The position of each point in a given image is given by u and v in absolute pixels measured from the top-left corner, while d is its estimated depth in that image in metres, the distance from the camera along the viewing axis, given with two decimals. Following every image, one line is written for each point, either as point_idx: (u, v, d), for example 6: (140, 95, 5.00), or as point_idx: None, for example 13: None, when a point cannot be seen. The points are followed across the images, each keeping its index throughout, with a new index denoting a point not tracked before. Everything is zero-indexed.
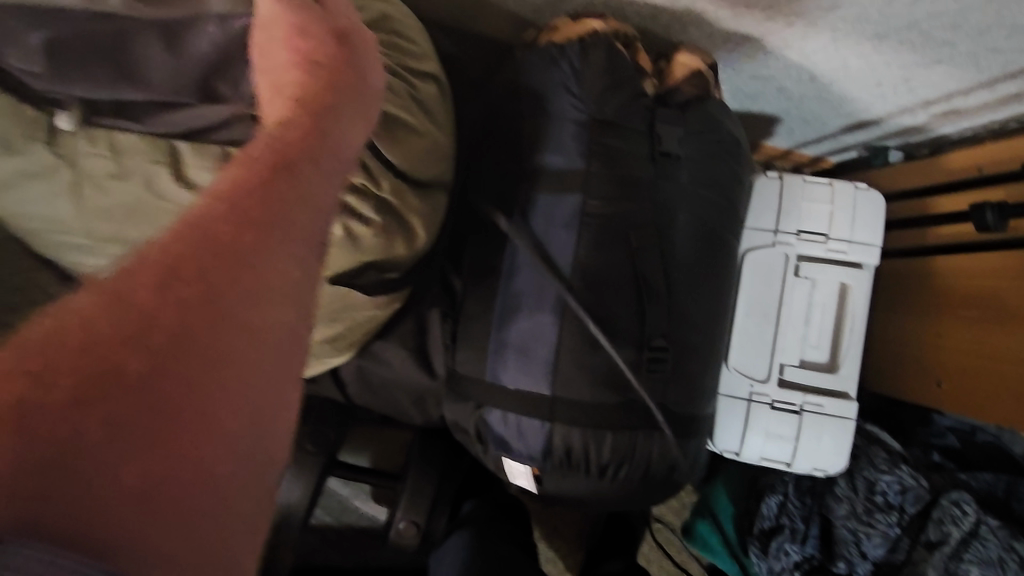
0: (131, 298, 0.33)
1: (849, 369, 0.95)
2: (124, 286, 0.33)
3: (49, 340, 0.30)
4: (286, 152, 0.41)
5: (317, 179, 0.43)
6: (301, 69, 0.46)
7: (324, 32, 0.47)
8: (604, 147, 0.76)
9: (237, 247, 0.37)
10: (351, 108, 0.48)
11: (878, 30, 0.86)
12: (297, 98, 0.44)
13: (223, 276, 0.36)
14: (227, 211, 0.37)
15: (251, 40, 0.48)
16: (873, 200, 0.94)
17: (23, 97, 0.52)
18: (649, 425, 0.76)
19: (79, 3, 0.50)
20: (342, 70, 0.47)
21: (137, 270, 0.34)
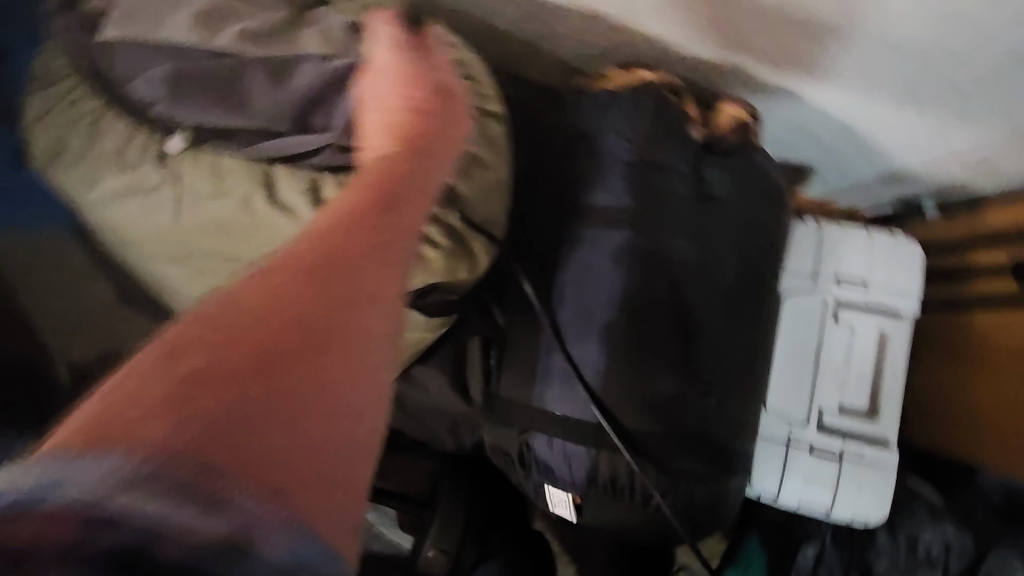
0: (271, 293, 0.37)
1: (889, 418, 0.95)
2: (265, 287, 0.38)
3: (211, 327, 0.34)
4: (392, 179, 0.50)
5: (417, 194, 0.51)
6: (415, 105, 0.59)
7: (433, 79, 0.61)
8: (653, 186, 0.80)
9: (353, 248, 0.42)
10: (446, 134, 0.59)
11: (917, 91, 0.89)
12: (411, 128, 0.57)
13: (345, 270, 0.40)
14: (342, 225, 0.43)
15: (366, 80, 0.61)
16: (912, 252, 0.96)
17: (146, 123, 0.61)
18: (692, 458, 0.77)
19: (203, 45, 0.60)
20: (443, 103, 0.60)
21: (277, 272, 0.39)
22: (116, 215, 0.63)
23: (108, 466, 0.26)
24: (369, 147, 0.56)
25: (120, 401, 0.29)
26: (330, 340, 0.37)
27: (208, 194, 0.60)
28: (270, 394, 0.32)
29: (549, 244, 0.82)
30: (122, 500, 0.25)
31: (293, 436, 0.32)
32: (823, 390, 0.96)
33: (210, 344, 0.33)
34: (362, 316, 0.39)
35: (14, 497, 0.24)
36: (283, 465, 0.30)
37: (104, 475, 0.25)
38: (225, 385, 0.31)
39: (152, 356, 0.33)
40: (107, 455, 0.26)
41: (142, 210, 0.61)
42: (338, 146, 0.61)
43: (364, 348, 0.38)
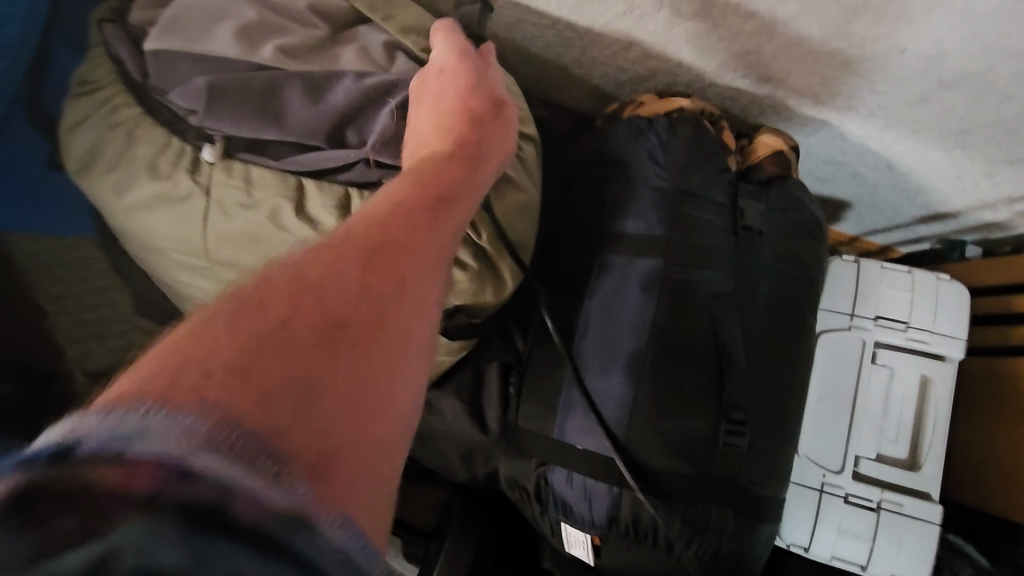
0: (332, 276, 0.39)
1: (932, 468, 0.89)
2: (325, 268, 0.40)
3: (276, 302, 0.37)
4: (442, 182, 0.51)
5: (465, 203, 0.53)
6: (466, 112, 0.59)
7: (489, 93, 0.62)
8: (686, 215, 0.78)
9: (407, 246, 0.44)
10: (495, 147, 0.60)
11: (963, 126, 0.87)
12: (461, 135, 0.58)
13: (397, 268, 0.42)
14: (397, 222, 0.45)
15: (424, 83, 0.62)
16: (956, 292, 0.92)
17: (181, 133, 0.61)
18: (723, 503, 0.72)
19: (243, 58, 0.62)
20: (498, 118, 0.61)
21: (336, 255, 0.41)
22: (145, 223, 0.62)
23: (184, 426, 0.29)
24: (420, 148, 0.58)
25: (178, 367, 0.32)
26: (370, 344, 0.39)
27: (237, 204, 0.60)
28: (311, 388, 0.35)
29: (578, 270, 0.80)
30: (200, 459, 0.28)
31: (331, 427, 0.34)
32: (861, 435, 0.90)
33: (269, 327, 0.36)
34: (401, 328, 0.41)
35: (107, 440, 0.27)
36: (319, 442, 0.33)
37: (178, 433, 0.28)
38: (274, 373, 0.34)
39: (222, 322, 0.36)
40: (180, 415, 0.29)
41: (171, 219, 0.61)
42: (373, 161, 0.61)
43: (398, 356, 0.41)
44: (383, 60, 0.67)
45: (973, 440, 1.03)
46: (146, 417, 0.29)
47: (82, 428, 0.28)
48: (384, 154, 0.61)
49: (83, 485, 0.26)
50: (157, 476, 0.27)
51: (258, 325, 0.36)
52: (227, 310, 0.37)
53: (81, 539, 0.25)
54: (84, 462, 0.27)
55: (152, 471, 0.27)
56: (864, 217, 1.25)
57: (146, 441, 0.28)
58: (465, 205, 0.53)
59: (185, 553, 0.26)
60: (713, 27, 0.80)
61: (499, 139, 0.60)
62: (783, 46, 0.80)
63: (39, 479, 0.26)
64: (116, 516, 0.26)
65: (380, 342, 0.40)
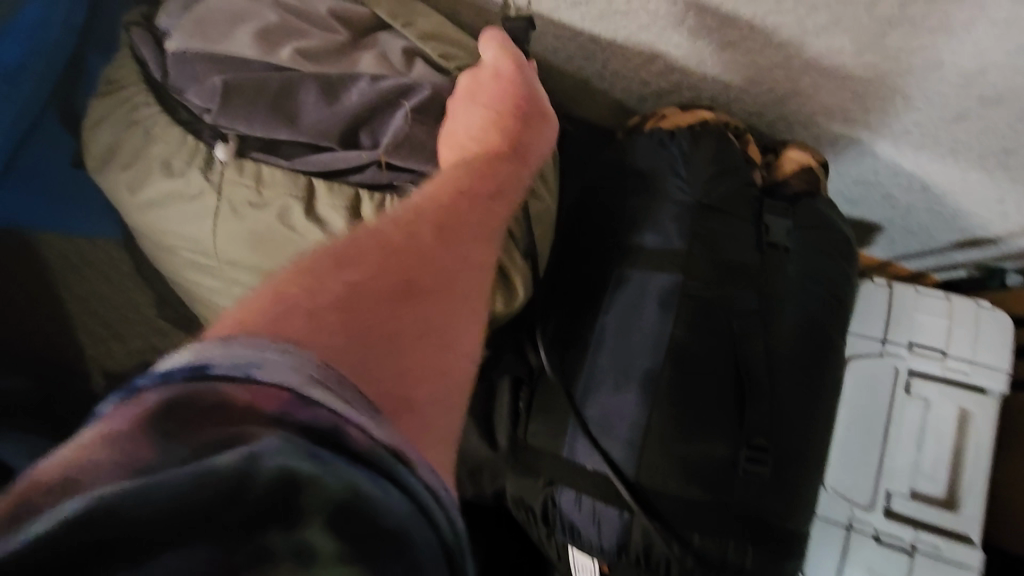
0: (392, 262, 0.48)
1: (972, 508, 0.82)
2: (385, 255, 0.48)
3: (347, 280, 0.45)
4: (485, 181, 0.58)
5: (505, 199, 0.59)
6: (508, 114, 0.62)
7: (529, 92, 0.63)
8: (708, 229, 0.75)
9: (449, 238, 0.52)
10: (538, 146, 0.63)
11: (1006, 145, 0.83)
12: (503, 132, 0.61)
13: (439, 256, 0.51)
14: (441, 217, 0.53)
15: (465, 82, 0.63)
16: (998, 320, 0.86)
17: (196, 132, 0.61)
18: (741, 537, 0.66)
19: (262, 60, 0.62)
20: (539, 118, 0.64)
21: (390, 242, 0.49)
22: (158, 221, 0.62)
23: (297, 363, 0.36)
24: (469, 138, 0.61)
25: (280, 317, 0.40)
26: (421, 320, 0.47)
27: (248, 204, 0.59)
28: (376, 351, 0.42)
29: (594, 283, 0.78)
30: (313, 389, 0.34)
31: (400, 380, 0.42)
32: (893, 470, 0.85)
33: (342, 297, 0.44)
34: (445, 311, 0.49)
35: (232, 368, 0.34)
36: (391, 392, 0.41)
37: (296, 368, 0.35)
38: (350, 332, 0.42)
39: (310, 289, 0.43)
40: (288, 353, 0.36)
41: (183, 218, 0.61)
42: (384, 163, 0.60)
43: (441, 334, 0.48)
44: (402, 65, 0.67)
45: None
46: (259, 354, 0.35)
47: (208, 357, 0.35)
48: (396, 156, 0.60)
49: (225, 400, 0.32)
50: (283, 400, 0.33)
51: (333, 298, 0.43)
52: (302, 281, 0.44)
53: (224, 447, 0.30)
54: (215, 381, 0.33)
55: (279, 394, 0.33)
56: (896, 241, 1.20)
57: (268, 370, 0.34)
58: (500, 203, 0.58)
59: (310, 460, 0.30)
60: (740, 39, 0.78)
61: (536, 142, 0.63)
62: (812, 59, 0.78)
63: (182, 394, 0.32)
64: (248, 428, 0.31)
65: (429, 319, 0.48)
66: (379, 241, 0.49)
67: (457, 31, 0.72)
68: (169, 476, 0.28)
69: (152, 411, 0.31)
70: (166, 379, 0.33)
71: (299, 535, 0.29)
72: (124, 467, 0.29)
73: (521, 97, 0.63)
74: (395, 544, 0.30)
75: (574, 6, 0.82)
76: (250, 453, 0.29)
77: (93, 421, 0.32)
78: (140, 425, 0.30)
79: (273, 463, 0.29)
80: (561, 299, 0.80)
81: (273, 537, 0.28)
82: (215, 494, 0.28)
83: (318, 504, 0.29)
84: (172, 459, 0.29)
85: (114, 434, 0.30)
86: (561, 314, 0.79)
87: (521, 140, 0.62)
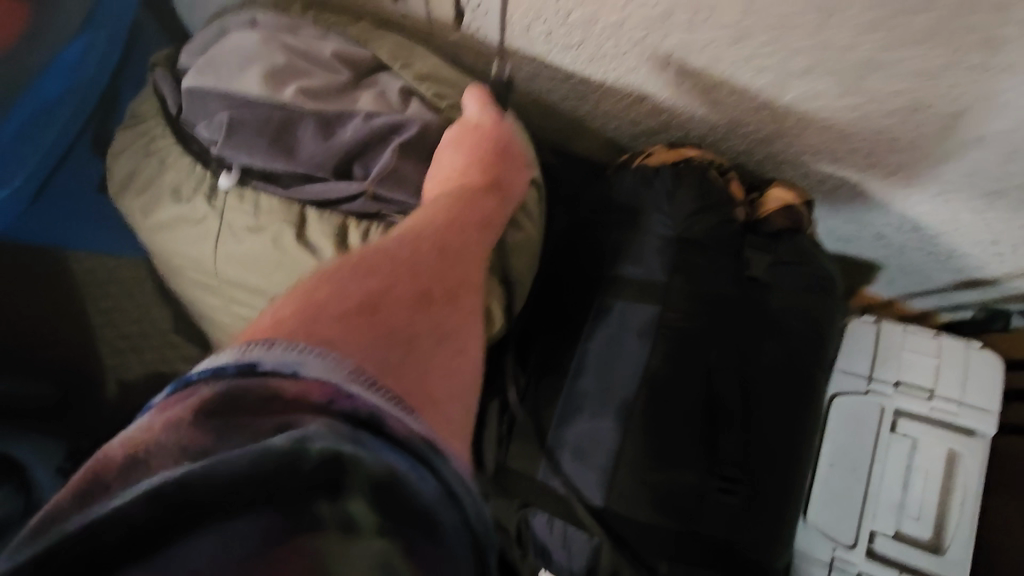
0: (401, 281, 0.55)
1: (959, 553, 0.81)
2: (395, 275, 0.55)
3: (368, 296, 0.52)
4: (479, 213, 0.65)
5: (495, 228, 0.66)
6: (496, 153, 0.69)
7: (512, 137, 0.72)
8: (688, 263, 0.77)
9: (451, 262, 0.60)
10: (523, 184, 0.71)
11: (992, 188, 0.84)
12: (488, 171, 0.67)
13: (444, 275, 0.58)
14: (442, 244, 0.60)
15: (451, 129, 0.69)
16: (989, 362, 0.86)
17: (204, 162, 0.67)
18: (708, 565, 0.68)
19: (267, 96, 0.67)
20: (521, 160, 0.71)
21: (399, 265, 0.56)
22: (166, 243, 0.68)
23: (333, 363, 0.43)
24: (454, 174, 0.66)
25: (311, 327, 0.46)
26: (430, 326, 0.54)
27: (246, 229, 0.64)
28: (398, 352, 0.49)
29: (577, 311, 0.81)
30: (350, 384, 0.42)
31: (422, 374, 0.50)
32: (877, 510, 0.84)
33: (364, 309, 0.50)
34: (452, 318, 0.57)
35: (279, 368, 0.41)
36: (416, 382, 0.48)
37: (333, 367, 0.43)
38: (378, 333, 0.49)
39: (333, 303, 0.50)
40: (325, 355, 0.43)
41: (187, 239, 0.66)
42: (372, 193, 0.65)
43: (450, 338, 0.55)
44: (398, 103, 0.72)
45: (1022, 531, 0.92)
46: (301, 356, 0.43)
47: (254, 358, 0.42)
48: (382, 189, 0.65)
49: (272, 393, 0.40)
50: (326, 392, 0.40)
51: (358, 302, 0.51)
52: (325, 297, 0.51)
53: (279, 429, 0.37)
54: (265, 377, 0.41)
55: (322, 388, 0.41)
56: (895, 280, 1.19)
57: (308, 368, 0.42)
58: (491, 232, 0.65)
59: (353, 443, 0.37)
60: (724, 82, 0.82)
61: (518, 182, 0.70)
62: (792, 103, 0.81)
63: (235, 389, 0.39)
64: (299, 416, 0.38)
65: (438, 322, 0.55)
66: (389, 263, 0.56)
67: (452, 73, 0.77)
68: (241, 453, 0.35)
69: (210, 403, 0.38)
70: (219, 375, 0.41)
71: (342, 506, 0.35)
72: (190, 447, 0.36)
73: (506, 141, 0.70)
74: (422, 519, 0.37)
75: (566, 49, 0.87)
76: (300, 436, 0.36)
77: (155, 410, 0.40)
78: (202, 414, 0.37)
79: (320, 445, 0.36)
80: (546, 326, 0.82)
81: (322, 509, 0.35)
82: (278, 470, 0.35)
83: (360, 483, 0.36)
84: (236, 441, 0.36)
85: (179, 421, 0.37)
86: (545, 340, 0.82)
87: (505, 179, 0.69)
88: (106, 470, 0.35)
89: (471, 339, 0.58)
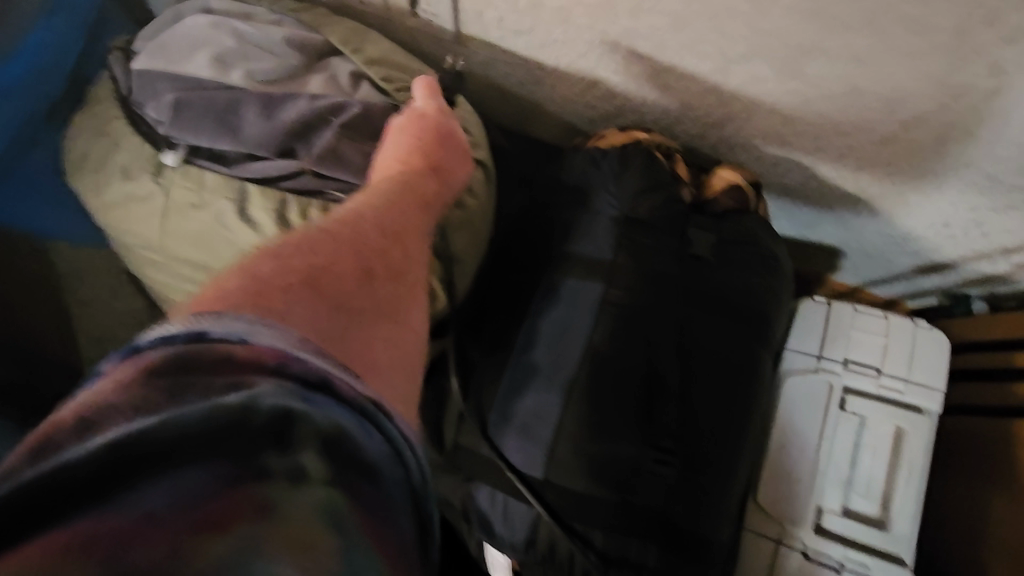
0: (355, 257, 0.52)
1: (902, 528, 0.82)
2: (347, 250, 0.52)
3: (317, 270, 0.48)
4: (424, 192, 0.63)
5: (438, 211, 0.65)
6: (439, 138, 0.69)
7: (453, 124, 0.72)
8: (632, 241, 0.79)
9: (402, 238, 0.57)
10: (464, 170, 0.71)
11: (936, 169, 0.86)
12: (429, 154, 0.67)
13: (395, 252, 0.56)
14: (393, 220, 0.58)
15: (392, 119, 0.70)
16: (935, 340, 0.88)
17: (151, 140, 0.69)
18: (644, 536, 0.69)
19: (212, 77, 0.69)
20: (462, 146, 0.72)
21: (348, 239, 0.53)
22: (115, 220, 0.70)
23: (282, 333, 0.40)
24: (392, 158, 0.66)
25: (256, 297, 0.43)
26: (376, 299, 0.51)
27: (191, 205, 0.67)
28: (350, 327, 0.46)
29: (526, 289, 0.82)
30: (300, 353, 0.39)
31: (364, 345, 0.46)
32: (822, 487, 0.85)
33: (312, 284, 0.47)
34: (398, 291, 0.54)
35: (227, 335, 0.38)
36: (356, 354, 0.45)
37: (283, 335, 0.39)
38: (319, 301, 0.46)
39: (279, 276, 0.46)
40: (270, 327, 0.40)
41: (135, 216, 0.68)
42: (312, 172, 0.67)
43: (396, 311, 0.52)
44: (348, 87, 0.74)
45: (990, 517, 0.92)
46: (248, 325, 0.39)
47: (201, 325, 0.38)
48: (322, 166, 0.67)
49: (224, 356, 0.37)
50: (278, 359, 0.38)
51: (305, 272, 0.47)
52: (271, 267, 0.47)
53: (232, 389, 0.35)
54: (214, 343, 0.37)
55: (273, 353, 0.38)
56: (858, 266, 1.20)
57: (259, 336, 0.38)
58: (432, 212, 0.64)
59: (303, 401, 0.36)
60: (670, 65, 0.84)
61: (457, 168, 0.70)
62: (737, 87, 0.83)
63: (183, 353, 0.36)
64: (251, 376, 0.36)
65: (386, 294, 0.52)
66: (339, 233, 0.54)
67: (402, 56, 0.79)
68: (193, 411, 0.32)
69: (159, 365, 0.35)
70: (167, 341, 0.37)
71: (293, 457, 0.33)
72: (142, 404, 0.33)
73: (448, 127, 0.71)
74: (372, 474, 0.36)
75: (518, 35, 0.88)
76: (251, 394, 0.34)
77: (99, 376, 0.36)
78: (150, 376, 0.34)
79: (271, 402, 0.34)
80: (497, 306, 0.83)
81: (270, 459, 0.33)
82: (231, 424, 0.33)
83: (309, 436, 0.34)
84: (190, 398, 0.33)
85: (125, 382, 0.34)
86: (494, 321, 0.82)
87: (444, 161, 0.69)
88: (54, 431, 0.31)
89: (416, 312, 0.55)
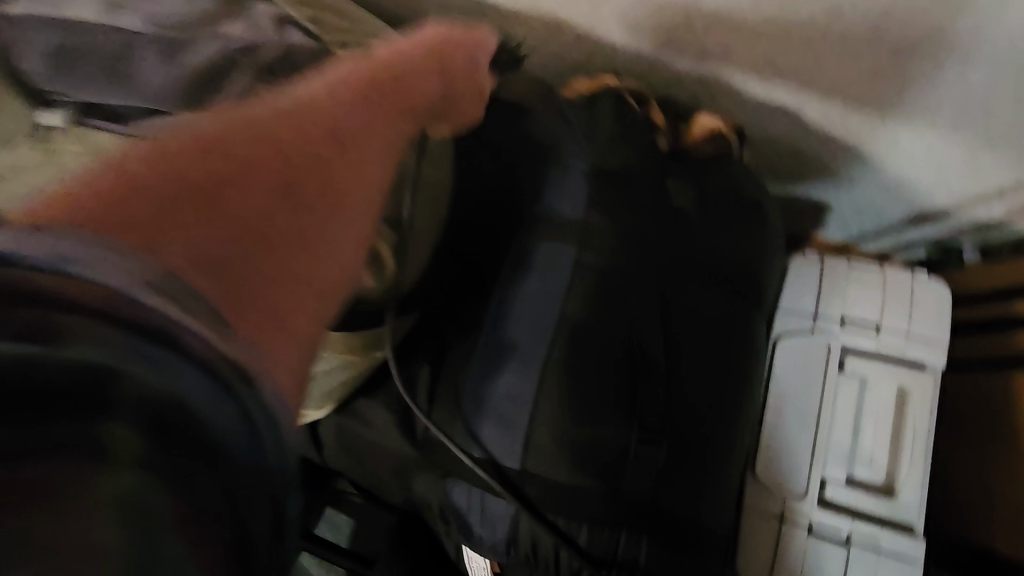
0: (288, 174, 0.38)
1: (912, 495, 0.76)
2: (280, 162, 0.38)
3: (215, 173, 0.34)
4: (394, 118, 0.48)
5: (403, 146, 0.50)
6: (444, 60, 0.54)
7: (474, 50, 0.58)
8: (606, 197, 0.70)
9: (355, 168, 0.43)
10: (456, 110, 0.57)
11: (930, 104, 0.79)
12: (432, 75, 0.52)
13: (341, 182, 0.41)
14: (348, 142, 0.43)
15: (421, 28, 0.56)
16: (937, 292, 0.81)
17: (22, 93, 0.57)
18: (634, 528, 0.61)
19: (102, 20, 0.58)
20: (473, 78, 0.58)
21: (284, 147, 0.38)
22: None
23: (134, 265, 0.27)
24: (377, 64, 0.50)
25: (119, 201, 0.30)
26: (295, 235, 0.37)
27: None
28: (246, 269, 0.33)
29: (492, 258, 0.72)
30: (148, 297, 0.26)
31: (279, 300, 0.34)
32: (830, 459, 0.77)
33: (207, 194, 0.33)
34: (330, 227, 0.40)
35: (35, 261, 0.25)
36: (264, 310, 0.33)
37: (125, 267, 0.26)
38: (222, 224, 0.33)
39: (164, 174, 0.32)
40: (119, 256, 0.27)
41: None
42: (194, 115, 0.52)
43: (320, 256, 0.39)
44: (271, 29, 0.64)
45: (999, 481, 0.88)
46: (85, 250, 0.26)
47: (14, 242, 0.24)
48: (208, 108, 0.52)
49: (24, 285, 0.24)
50: (110, 301, 0.26)
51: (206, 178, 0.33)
52: (162, 162, 0.33)
53: (31, 332, 0.24)
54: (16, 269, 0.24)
55: (105, 294, 0.26)
56: (848, 220, 1.15)
57: (93, 269, 0.25)
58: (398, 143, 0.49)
59: (137, 355, 0.26)
60: None
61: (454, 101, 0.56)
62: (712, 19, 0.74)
63: None
64: (56, 314, 0.25)
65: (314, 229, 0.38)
66: (269, 138, 0.38)
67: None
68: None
69: None
70: None
71: (109, 428, 0.25)
72: None
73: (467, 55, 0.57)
74: (213, 459, 0.27)
75: None
76: (54, 343, 0.24)
77: None
78: None
79: (80, 355, 0.25)
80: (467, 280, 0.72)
81: (77, 427, 0.24)
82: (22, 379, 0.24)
83: (135, 400, 0.26)
84: None
85: None
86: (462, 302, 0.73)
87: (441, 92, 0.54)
88: None
89: (352, 247, 0.42)
